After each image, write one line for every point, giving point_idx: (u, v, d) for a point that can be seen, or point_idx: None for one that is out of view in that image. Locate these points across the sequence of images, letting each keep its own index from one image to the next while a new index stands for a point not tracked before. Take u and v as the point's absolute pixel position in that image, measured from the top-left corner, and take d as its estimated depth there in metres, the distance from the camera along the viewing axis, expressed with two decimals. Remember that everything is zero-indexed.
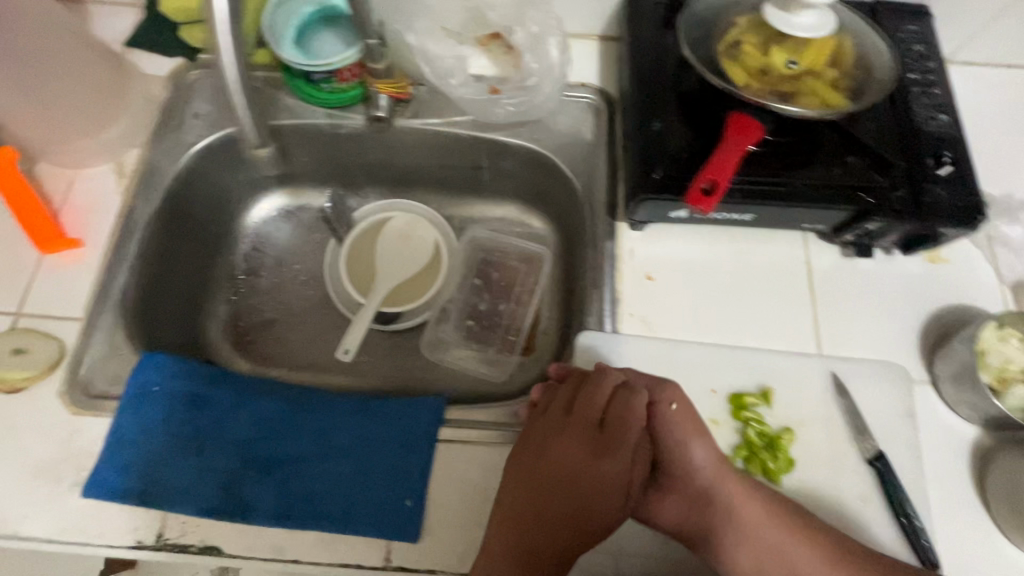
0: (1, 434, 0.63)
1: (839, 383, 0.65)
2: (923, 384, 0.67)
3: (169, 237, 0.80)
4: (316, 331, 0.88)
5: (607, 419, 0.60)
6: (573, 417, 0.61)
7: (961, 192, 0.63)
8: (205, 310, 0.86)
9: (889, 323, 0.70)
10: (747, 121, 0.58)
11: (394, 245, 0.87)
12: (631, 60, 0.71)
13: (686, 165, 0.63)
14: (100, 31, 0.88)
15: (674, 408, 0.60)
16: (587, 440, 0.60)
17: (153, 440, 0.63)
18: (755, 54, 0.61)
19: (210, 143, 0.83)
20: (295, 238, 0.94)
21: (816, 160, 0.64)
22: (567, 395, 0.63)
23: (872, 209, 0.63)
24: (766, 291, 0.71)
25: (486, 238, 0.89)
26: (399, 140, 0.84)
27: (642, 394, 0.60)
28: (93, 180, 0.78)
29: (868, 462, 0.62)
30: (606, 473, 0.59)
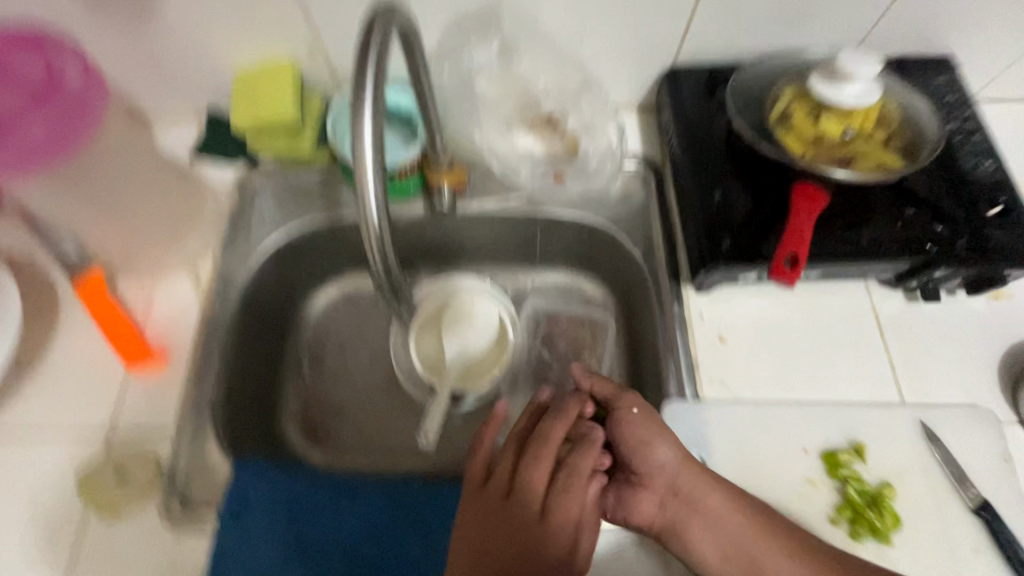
0: (103, 557, 0.59)
1: (930, 433, 0.64)
2: (1011, 424, 0.66)
3: (244, 339, 0.77)
4: (387, 417, 0.84)
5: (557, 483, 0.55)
6: (515, 485, 0.56)
7: (1022, 236, 0.64)
8: (277, 405, 0.82)
9: (966, 366, 0.69)
10: (810, 190, 0.62)
11: (460, 324, 0.82)
12: (680, 130, 0.74)
13: (753, 231, 0.65)
14: (164, 144, 0.83)
15: (635, 412, 0.59)
16: (530, 519, 0.54)
17: (260, 555, 0.61)
18: (807, 123, 0.64)
19: (280, 242, 0.81)
20: (356, 323, 0.90)
21: (874, 215, 0.66)
22: (512, 456, 0.59)
23: (937, 258, 0.64)
24: (839, 342, 0.70)
25: (549, 308, 0.88)
26: (460, 222, 0.83)
27: (597, 437, 0.57)
28: (171, 289, 0.74)
29: (973, 511, 0.60)
30: (553, 545, 0.53)
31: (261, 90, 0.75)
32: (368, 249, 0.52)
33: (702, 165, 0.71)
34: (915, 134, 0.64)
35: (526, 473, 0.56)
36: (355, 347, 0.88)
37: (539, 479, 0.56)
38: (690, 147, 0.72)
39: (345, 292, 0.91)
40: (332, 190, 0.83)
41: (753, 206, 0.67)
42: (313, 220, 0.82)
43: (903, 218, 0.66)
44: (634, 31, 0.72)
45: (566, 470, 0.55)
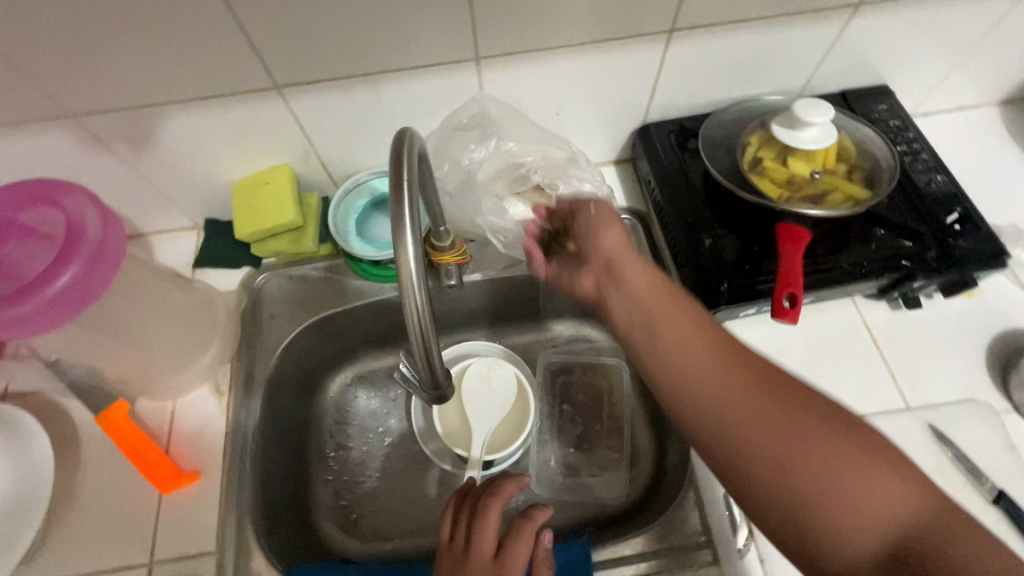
0: None
1: (940, 433, 0.68)
2: (1009, 413, 0.70)
3: (271, 441, 0.77)
4: (421, 495, 0.84)
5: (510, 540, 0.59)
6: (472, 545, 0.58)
7: (983, 241, 0.71)
8: (309, 501, 0.81)
9: (957, 363, 0.74)
10: (793, 233, 0.66)
11: (478, 394, 0.84)
12: (660, 183, 0.79)
13: (744, 270, 0.70)
14: (166, 259, 0.85)
15: (591, 212, 0.70)
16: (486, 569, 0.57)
17: None
18: (776, 168, 0.71)
19: (292, 340, 0.82)
20: (375, 403, 0.91)
21: (850, 240, 0.72)
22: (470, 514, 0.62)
23: (913, 271, 0.70)
24: (841, 358, 0.75)
25: (562, 361, 0.89)
26: (464, 293, 0.86)
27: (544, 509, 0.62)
28: (194, 404, 0.75)
29: (995, 503, 0.64)
30: None
31: (261, 198, 0.78)
32: (410, 336, 0.47)
33: (685, 213, 0.76)
34: (871, 165, 0.71)
35: (483, 536, 0.59)
36: (377, 429, 0.88)
37: (487, 547, 0.58)
38: (671, 198, 0.78)
39: (359, 374, 0.92)
40: (336, 281, 0.85)
41: (740, 247, 0.72)
42: (319, 314, 0.83)
43: (872, 238, 0.72)
44: (604, 100, 0.78)
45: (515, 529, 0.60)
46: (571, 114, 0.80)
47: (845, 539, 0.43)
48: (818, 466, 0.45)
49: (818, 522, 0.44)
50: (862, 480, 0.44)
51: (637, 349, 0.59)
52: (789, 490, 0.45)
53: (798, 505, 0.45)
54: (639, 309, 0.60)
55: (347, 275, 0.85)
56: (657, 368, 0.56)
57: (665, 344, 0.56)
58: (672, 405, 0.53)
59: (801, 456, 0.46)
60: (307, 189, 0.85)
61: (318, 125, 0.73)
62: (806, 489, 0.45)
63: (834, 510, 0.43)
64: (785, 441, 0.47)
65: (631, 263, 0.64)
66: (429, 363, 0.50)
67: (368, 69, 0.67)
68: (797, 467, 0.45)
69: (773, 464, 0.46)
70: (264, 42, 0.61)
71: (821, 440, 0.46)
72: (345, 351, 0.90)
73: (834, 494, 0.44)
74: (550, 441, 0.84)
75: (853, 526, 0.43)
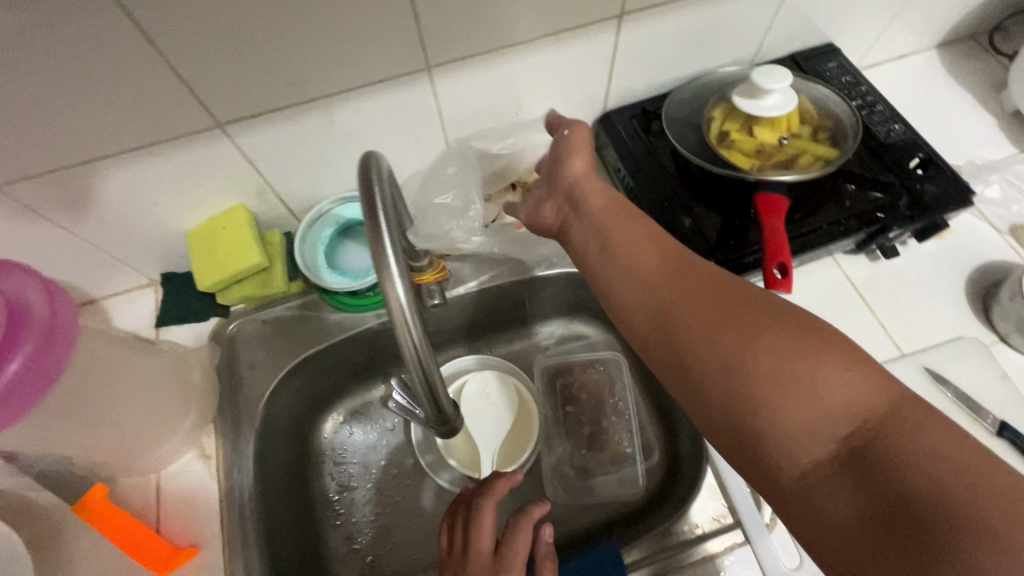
0: None
1: (936, 375, 0.70)
2: (995, 344, 0.73)
3: (272, 499, 0.72)
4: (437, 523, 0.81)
5: (504, 542, 0.59)
6: (469, 553, 0.58)
7: (949, 182, 0.72)
8: (322, 551, 0.78)
9: (940, 304, 0.76)
10: (770, 201, 0.65)
11: (478, 411, 0.82)
12: (631, 170, 0.78)
13: (729, 246, 0.70)
14: (123, 325, 0.79)
15: (566, 132, 0.66)
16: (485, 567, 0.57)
17: None
18: (745, 139, 0.70)
19: (276, 388, 0.77)
20: (373, 436, 0.87)
21: (824, 200, 0.73)
22: (463, 524, 0.61)
23: (888, 222, 0.71)
24: (831, 316, 0.76)
25: (558, 363, 0.87)
26: (450, 310, 0.84)
27: (539, 502, 0.61)
28: (182, 474, 0.70)
29: (998, 435, 0.66)
30: None
31: (221, 244, 0.73)
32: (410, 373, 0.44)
33: (660, 197, 0.75)
34: (834, 123, 0.72)
35: (476, 539, 0.59)
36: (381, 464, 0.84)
37: (485, 545, 0.58)
38: (644, 183, 0.77)
39: (353, 409, 0.89)
40: (314, 318, 0.81)
41: (722, 223, 0.72)
42: (301, 357, 0.79)
43: (846, 194, 0.73)
44: (563, 93, 0.77)
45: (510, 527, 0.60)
46: (531, 112, 0.78)
47: (792, 430, 0.40)
48: (768, 361, 0.42)
49: (763, 412, 0.41)
50: (817, 373, 0.40)
51: (601, 276, 0.56)
52: (737, 386, 0.42)
53: (744, 399, 0.42)
54: (599, 232, 0.58)
55: (324, 310, 0.81)
56: (616, 286, 0.54)
57: (622, 257, 0.55)
58: (631, 312, 0.52)
59: (751, 354, 0.42)
60: (267, 227, 0.80)
61: (270, 159, 0.69)
62: (754, 384, 0.42)
63: (782, 403, 0.40)
64: (734, 337, 0.44)
65: (594, 190, 0.61)
66: (433, 398, 0.47)
67: (316, 93, 0.63)
68: (744, 362, 0.42)
69: (719, 361, 0.44)
70: (200, 81, 0.57)
71: (774, 334, 0.43)
72: (334, 388, 0.86)
73: (785, 384, 0.41)
74: (560, 444, 0.82)
75: (801, 418, 0.40)
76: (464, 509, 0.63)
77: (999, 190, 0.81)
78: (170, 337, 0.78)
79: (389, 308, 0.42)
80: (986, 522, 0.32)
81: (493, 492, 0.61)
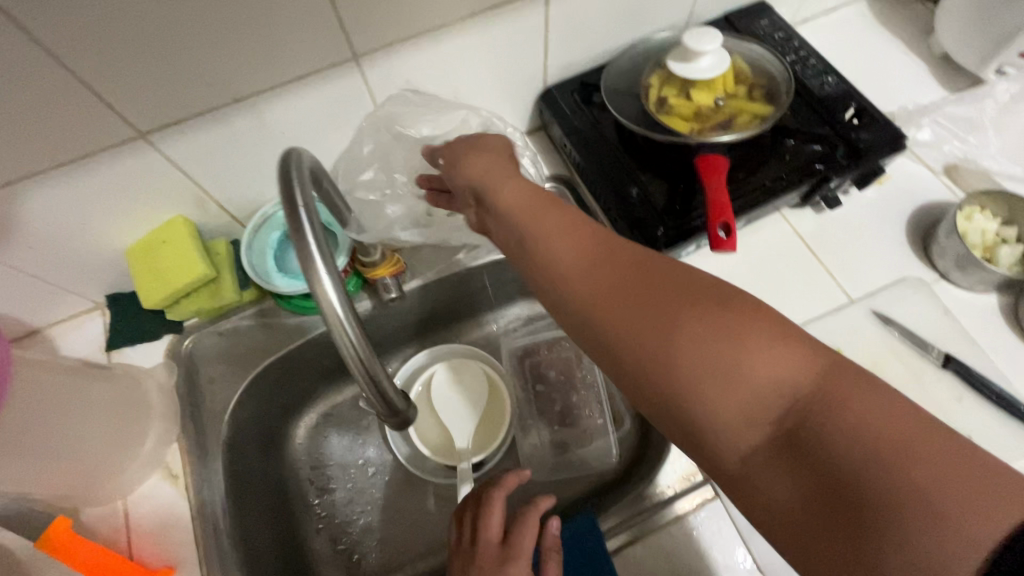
0: None
1: (882, 316, 0.72)
2: (937, 282, 0.75)
3: (247, 511, 0.71)
4: (420, 514, 0.82)
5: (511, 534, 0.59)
6: (476, 544, 0.59)
7: (887, 126, 0.73)
8: (306, 555, 0.77)
9: (885, 248, 0.78)
10: (710, 162, 0.66)
11: (450, 399, 0.82)
12: (576, 145, 0.78)
13: (677, 210, 0.70)
14: (71, 351, 0.76)
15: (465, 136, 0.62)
16: (491, 557, 0.57)
17: None
18: (682, 103, 0.71)
19: (239, 399, 0.76)
20: (347, 437, 0.86)
21: (765, 158, 0.74)
22: (471, 516, 0.62)
23: (828, 172, 0.72)
24: (781, 270, 0.78)
25: (525, 345, 0.88)
26: (411, 303, 0.83)
27: (547, 499, 0.62)
28: (149, 496, 0.68)
29: (944, 367, 0.69)
30: None
31: (162, 258, 0.71)
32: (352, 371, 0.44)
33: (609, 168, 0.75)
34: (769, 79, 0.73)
35: (484, 530, 0.59)
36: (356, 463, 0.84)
37: (493, 535, 0.59)
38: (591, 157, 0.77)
39: (322, 413, 0.88)
40: (272, 324, 0.79)
41: (669, 190, 0.72)
42: (262, 365, 0.77)
43: (785, 148, 0.74)
44: (501, 71, 0.75)
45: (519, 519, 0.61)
46: (470, 93, 0.77)
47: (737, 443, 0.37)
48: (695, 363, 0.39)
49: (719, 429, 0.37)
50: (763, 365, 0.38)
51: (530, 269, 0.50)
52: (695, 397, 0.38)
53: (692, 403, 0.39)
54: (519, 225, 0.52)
55: (281, 315, 0.79)
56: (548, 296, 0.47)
57: (547, 246, 0.48)
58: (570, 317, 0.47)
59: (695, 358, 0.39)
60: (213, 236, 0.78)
61: (204, 164, 0.67)
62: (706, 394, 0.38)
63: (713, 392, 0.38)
64: (664, 334, 0.40)
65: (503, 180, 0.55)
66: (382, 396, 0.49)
67: (241, 91, 0.61)
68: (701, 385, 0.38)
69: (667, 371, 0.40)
70: (113, 91, 0.54)
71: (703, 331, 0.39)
72: (302, 393, 0.85)
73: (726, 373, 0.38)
74: (533, 424, 0.83)
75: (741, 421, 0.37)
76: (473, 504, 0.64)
77: (931, 134, 0.84)
78: (123, 359, 0.75)
79: (322, 312, 0.41)
80: (938, 507, 0.31)
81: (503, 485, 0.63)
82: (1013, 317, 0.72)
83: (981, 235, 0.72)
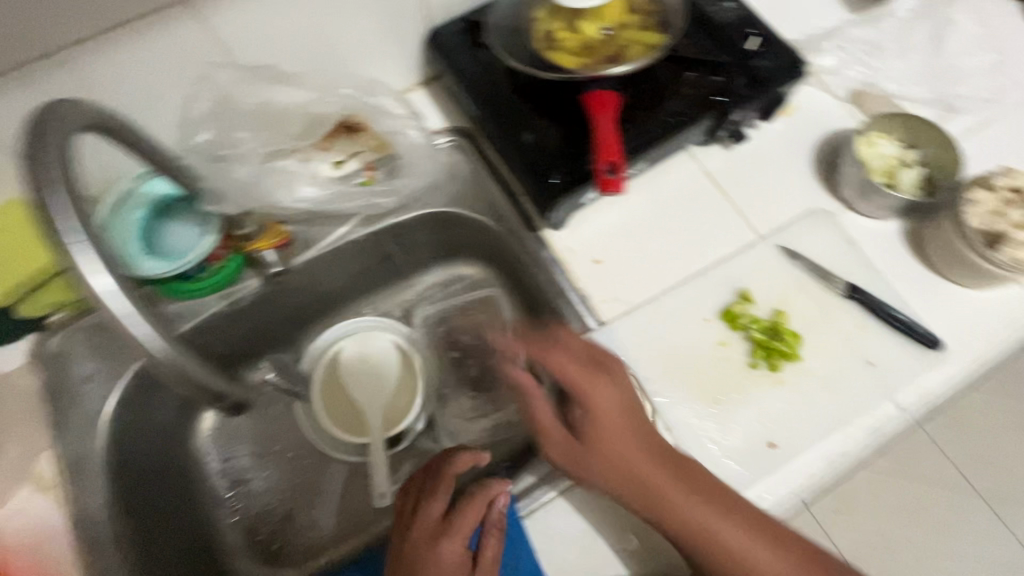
0: None
1: (787, 250, 0.71)
2: (843, 211, 0.74)
3: (139, 515, 0.66)
4: (343, 493, 0.78)
5: (452, 510, 0.57)
6: (417, 517, 0.58)
7: (784, 58, 0.70)
8: (220, 550, 0.73)
9: (792, 180, 0.76)
10: (603, 97, 0.65)
11: (361, 373, 0.81)
12: (466, 90, 0.71)
13: (573, 154, 0.67)
14: None
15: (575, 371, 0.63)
16: (430, 530, 0.57)
17: None
18: (570, 36, 0.66)
19: (122, 394, 0.69)
20: (259, 423, 0.81)
21: (664, 93, 0.70)
22: (418, 486, 0.60)
23: (729, 105, 0.69)
24: (689, 210, 0.75)
25: (439, 313, 0.85)
26: (310, 277, 0.77)
27: (496, 483, 0.58)
28: (19, 511, 0.61)
29: (847, 296, 0.69)
30: (445, 564, 0.55)
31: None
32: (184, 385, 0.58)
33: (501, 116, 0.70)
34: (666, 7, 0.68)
35: (426, 503, 0.58)
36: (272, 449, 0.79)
37: (436, 509, 0.58)
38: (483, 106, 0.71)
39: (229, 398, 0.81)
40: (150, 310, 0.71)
41: (566, 134, 0.68)
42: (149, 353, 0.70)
43: (684, 83, 0.70)
44: (372, 11, 0.67)
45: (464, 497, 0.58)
46: (340, 39, 0.69)
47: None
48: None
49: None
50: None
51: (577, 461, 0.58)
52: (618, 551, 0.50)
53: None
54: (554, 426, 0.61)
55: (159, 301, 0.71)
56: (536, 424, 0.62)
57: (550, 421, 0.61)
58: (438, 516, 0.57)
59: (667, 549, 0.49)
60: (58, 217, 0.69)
61: (18, 134, 0.58)
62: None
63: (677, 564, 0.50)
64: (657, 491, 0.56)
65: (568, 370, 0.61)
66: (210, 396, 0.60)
67: (48, 43, 0.52)
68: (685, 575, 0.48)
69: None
70: None
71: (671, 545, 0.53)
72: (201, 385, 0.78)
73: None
74: (451, 392, 0.81)
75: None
76: (424, 473, 0.61)
77: (832, 60, 0.82)
78: None
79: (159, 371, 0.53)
80: None
81: (456, 466, 0.59)
82: (914, 239, 0.72)
83: (882, 159, 0.72)
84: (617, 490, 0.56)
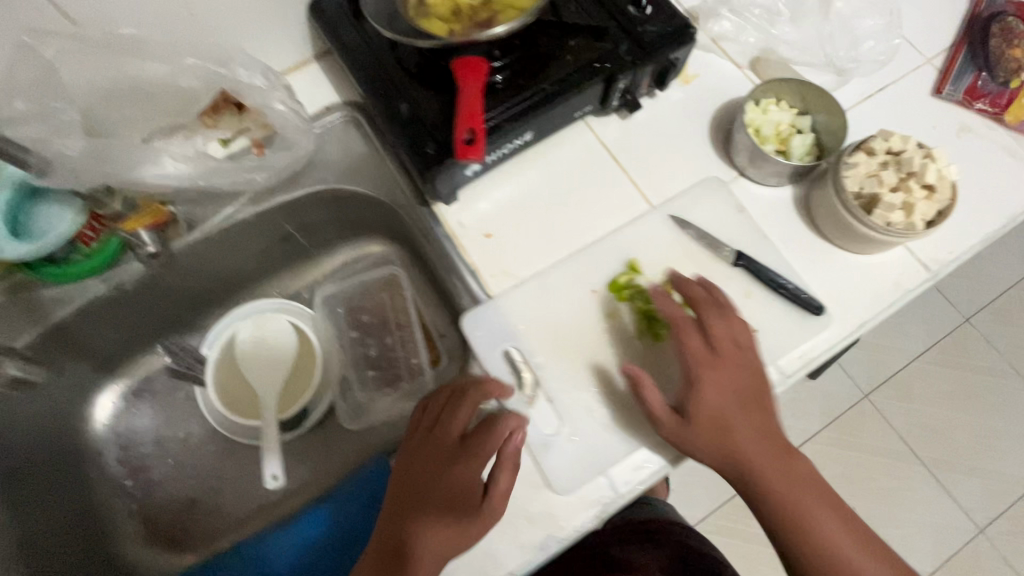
0: None
1: (678, 220, 0.82)
2: (738, 179, 0.86)
3: None
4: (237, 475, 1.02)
5: (467, 438, 0.72)
6: (435, 433, 0.74)
7: (664, 43, 0.74)
8: (130, 528, 0.98)
9: (687, 150, 0.87)
10: (473, 62, 0.72)
11: (261, 354, 1.02)
12: (348, 61, 0.77)
13: (448, 123, 0.73)
14: None
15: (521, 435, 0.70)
16: (450, 446, 0.72)
17: None
18: (441, 4, 0.72)
19: None
20: (159, 419, 1.05)
21: (551, 60, 0.75)
22: (434, 416, 0.76)
23: (614, 70, 0.74)
24: (587, 185, 0.86)
25: (341, 291, 1.08)
26: (235, 254, 1.00)
27: (514, 418, 0.71)
28: None
29: (735, 264, 0.79)
30: (461, 480, 0.70)
31: None
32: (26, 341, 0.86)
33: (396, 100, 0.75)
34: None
35: (450, 424, 0.73)
36: (173, 435, 1.03)
37: (456, 429, 0.73)
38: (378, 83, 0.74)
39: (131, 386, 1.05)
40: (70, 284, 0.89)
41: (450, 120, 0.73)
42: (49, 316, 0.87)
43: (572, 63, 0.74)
44: None
45: (486, 424, 0.72)
46: None
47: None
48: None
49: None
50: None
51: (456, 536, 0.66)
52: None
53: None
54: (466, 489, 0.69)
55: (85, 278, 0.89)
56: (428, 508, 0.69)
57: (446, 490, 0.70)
58: (438, 469, 0.71)
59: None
60: None
61: None
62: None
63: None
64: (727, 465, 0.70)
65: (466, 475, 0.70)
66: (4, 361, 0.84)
67: None
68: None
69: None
70: None
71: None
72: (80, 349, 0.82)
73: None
74: (349, 376, 1.05)
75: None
76: (445, 399, 0.76)
77: (728, 26, 0.94)
78: None
79: None
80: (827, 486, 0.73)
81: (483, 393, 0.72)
82: (805, 204, 0.84)
83: (773, 126, 0.84)
84: (727, 467, 0.70)
